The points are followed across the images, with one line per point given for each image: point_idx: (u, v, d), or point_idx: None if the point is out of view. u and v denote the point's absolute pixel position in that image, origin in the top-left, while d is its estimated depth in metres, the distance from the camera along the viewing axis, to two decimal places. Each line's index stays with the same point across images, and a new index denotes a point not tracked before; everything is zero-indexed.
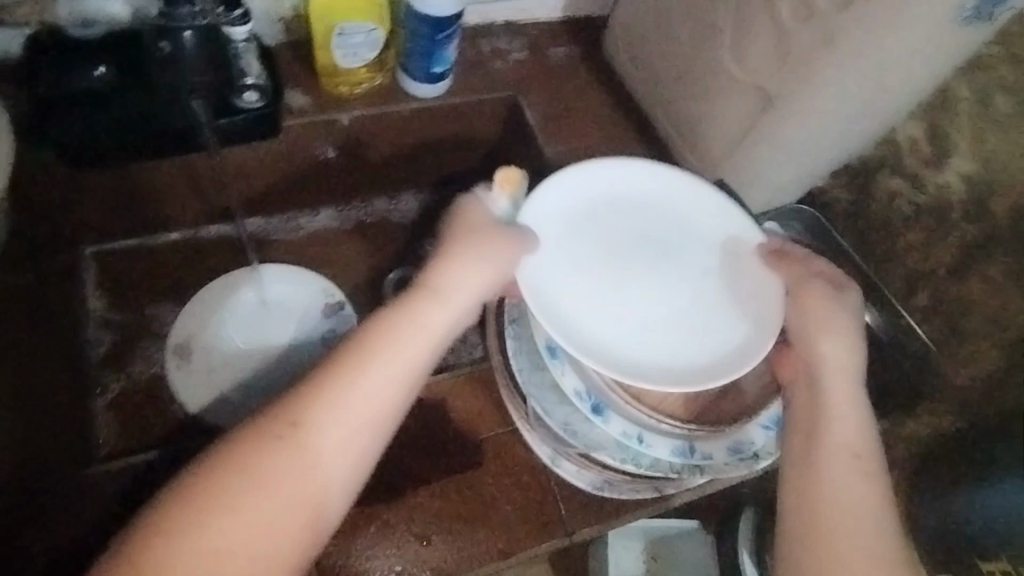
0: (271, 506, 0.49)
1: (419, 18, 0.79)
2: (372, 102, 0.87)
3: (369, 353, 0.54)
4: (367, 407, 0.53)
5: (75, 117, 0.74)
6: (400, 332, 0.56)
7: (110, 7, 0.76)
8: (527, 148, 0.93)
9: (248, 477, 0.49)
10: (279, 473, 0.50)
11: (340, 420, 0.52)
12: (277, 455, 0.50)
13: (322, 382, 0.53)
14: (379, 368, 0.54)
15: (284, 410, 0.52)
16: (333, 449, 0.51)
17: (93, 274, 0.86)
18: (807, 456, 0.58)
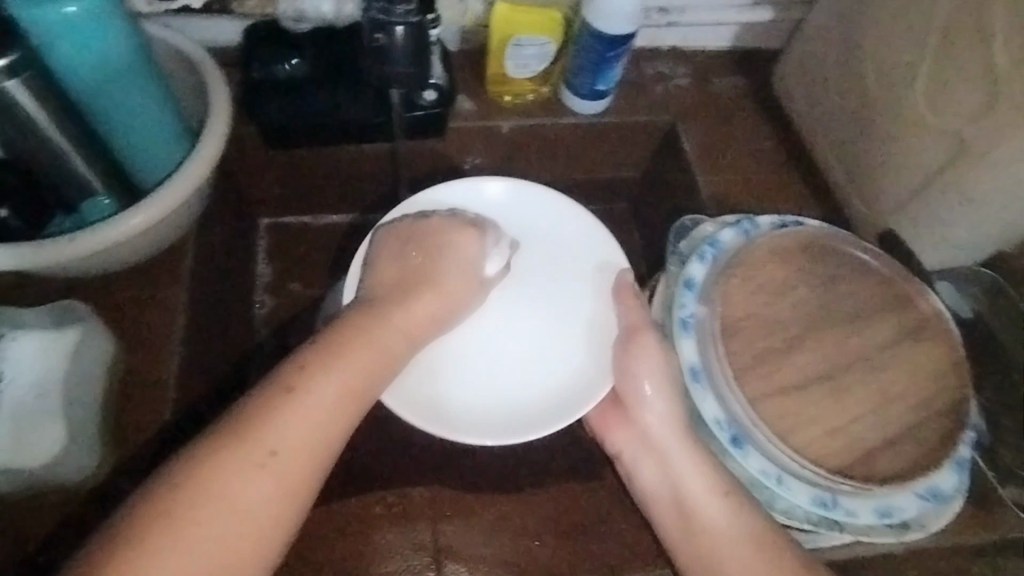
0: (277, 459, 0.51)
1: (595, 34, 0.80)
2: (533, 113, 0.90)
3: (346, 342, 0.57)
4: (371, 360, 0.57)
5: (274, 100, 0.81)
6: (378, 324, 0.58)
7: (320, 5, 0.82)
8: (678, 175, 0.92)
9: (255, 441, 0.51)
10: (275, 428, 0.52)
11: (331, 393, 0.54)
12: (273, 419, 0.52)
13: (315, 360, 0.55)
14: (376, 346, 0.58)
15: (277, 388, 0.53)
16: (330, 409, 0.54)
17: (265, 242, 0.96)
18: (710, 497, 0.61)
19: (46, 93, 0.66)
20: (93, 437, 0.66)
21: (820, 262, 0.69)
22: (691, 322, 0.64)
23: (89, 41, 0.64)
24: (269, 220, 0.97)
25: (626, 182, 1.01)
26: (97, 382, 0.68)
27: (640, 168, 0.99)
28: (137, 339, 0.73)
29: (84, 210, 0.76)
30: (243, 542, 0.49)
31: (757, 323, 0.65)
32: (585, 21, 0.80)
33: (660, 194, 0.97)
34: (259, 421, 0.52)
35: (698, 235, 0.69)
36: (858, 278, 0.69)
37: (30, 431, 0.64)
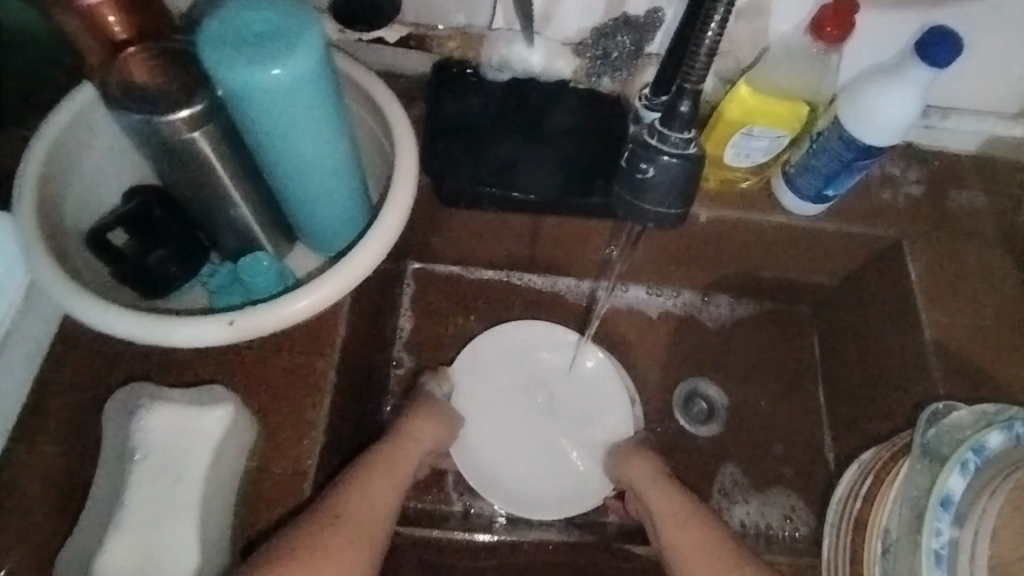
0: (339, 541, 0.57)
1: (846, 140, 0.67)
2: (741, 204, 0.78)
3: (367, 487, 0.62)
4: (385, 502, 0.62)
5: (457, 155, 0.72)
6: (372, 485, 0.63)
7: (528, 58, 0.71)
8: (890, 298, 0.79)
9: (334, 517, 0.58)
10: (340, 532, 0.57)
11: (367, 530, 0.59)
12: (361, 496, 0.61)
13: (357, 486, 0.62)
14: (387, 484, 0.63)
15: (325, 520, 0.58)
16: (381, 496, 0.62)
17: (410, 292, 0.87)
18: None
19: (231, 144, 0.57)
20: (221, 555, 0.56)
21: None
22: (946, 554, 0.51)
23: (275, 107, 0.52)
24: (419, 267, 0.87)
25: (815, 288, 0.88)
26: (232, 484, 0.59)
27: (840, 276, 0.85)
28: (283, 422, 0.62)
29: (243, 271, 0.64)
30: None
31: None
32: (838, 123, 0.67)
33: (858, 312, 0.84)
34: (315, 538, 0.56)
35: (955, 427, 0.57)
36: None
37: (158, 537, 0.55)
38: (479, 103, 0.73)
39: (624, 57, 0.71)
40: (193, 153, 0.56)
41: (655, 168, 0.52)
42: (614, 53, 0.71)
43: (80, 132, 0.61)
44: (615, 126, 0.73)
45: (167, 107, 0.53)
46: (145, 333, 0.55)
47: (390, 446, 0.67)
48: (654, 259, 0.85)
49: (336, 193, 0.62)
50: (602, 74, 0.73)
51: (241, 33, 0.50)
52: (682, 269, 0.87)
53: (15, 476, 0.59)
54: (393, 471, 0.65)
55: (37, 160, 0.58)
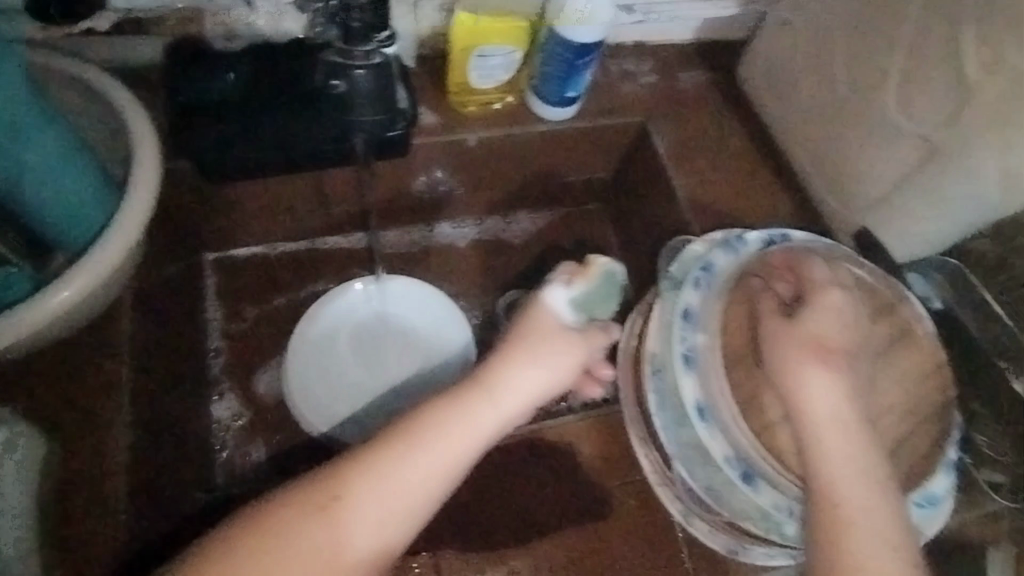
0: (310, 546, 0.53)
1: (560, 42, 0.75)
2: (502, 122, 0.84)
3: (416, 440, 0.56)
4: (428, 469, 0.56)
5: (213, 132, 0.71)
6: (421, 443, 0.56)
7: (251, 19, 0.74)
8: (651, 177, 0.90)
9: (266, 526, 0.53)
10: (317, 528, 0.53)
11: (387, 507, 0.54)
12: (341, 487, 0.54)
13: (385, 461, 0.55)
14: (426, 457, 0.56)
15: (293, 500, 0.54)
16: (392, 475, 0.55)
17: (214, 281, 0.87)
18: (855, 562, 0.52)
19: None
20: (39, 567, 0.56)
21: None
22: (692, 355, 0.61)
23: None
24: (216, 256, 0.87)
25: (597, 185, 0.98)
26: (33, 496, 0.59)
27: (612, 169, 0.95)
28: (75, 425, 0.63)
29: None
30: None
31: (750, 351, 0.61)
32: (552, 30, 0.75)
33: (633, 196, 0.94)
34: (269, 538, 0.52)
35: (688, 255, 0.68)
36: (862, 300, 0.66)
37: None
38: (227, 80, 0.72)
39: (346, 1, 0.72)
40: None
41: (347, 81, 0.69)
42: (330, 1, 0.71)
43: None
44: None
45: None
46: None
47: (521, 326, 0.62)
48: (446, 192, 0.90)
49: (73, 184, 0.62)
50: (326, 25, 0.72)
51: None
52: (476, 195, 0.93)
53: None
54: (469, 423, 0.58)
55: None
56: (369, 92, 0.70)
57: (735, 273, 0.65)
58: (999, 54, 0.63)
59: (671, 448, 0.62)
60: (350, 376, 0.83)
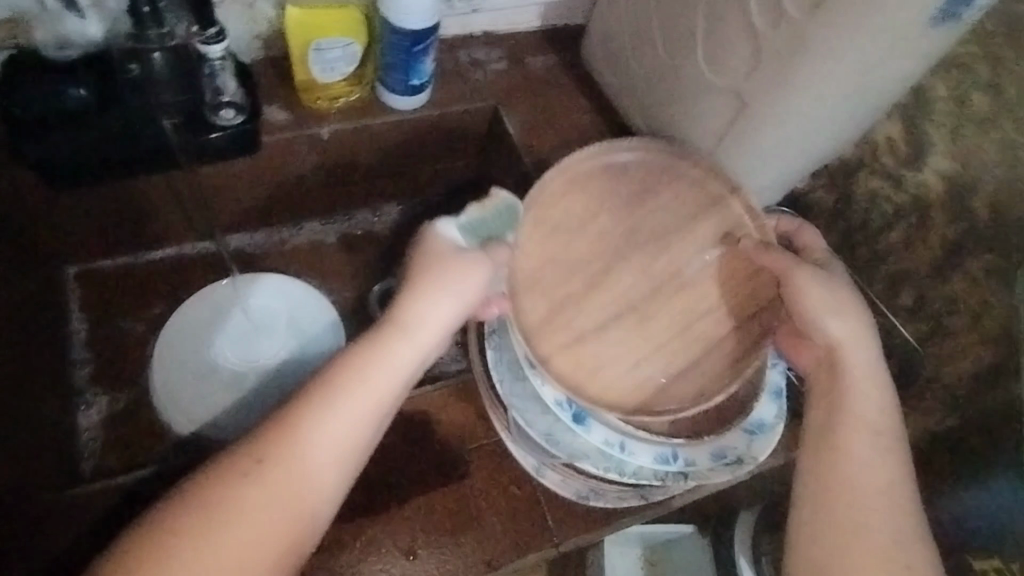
0: (277, 488, 0.51)
1: (396, 32, 0.78)
2: (351, 115, 0.87)
3: (331, 389, 0.54)
4: (353, 415, 0.54)
5: (57, 141, 0.73)
6: (346, 391, 0.55)
7: (84, 28, 0.73)
8: (508, 158, 0.93)
9: (230, 480, 0.51)
10: (248, 494, 0.51)
11: (311, 459, 0.53)
12: (287, 438, 0.52)
13: (280, 425, 0.53)
14: (337, 411, 0.54)
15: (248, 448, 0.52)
16: (381, 376, 0.56)
17: (77, 295, 0.86)
18: (867, 460, 0.58)
19: None
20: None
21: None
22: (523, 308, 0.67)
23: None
24: (78, 268, 0.87)
25: (464, 173, 1.01)
26: None
27: (476, 155, 0.99)
28: None
29: None
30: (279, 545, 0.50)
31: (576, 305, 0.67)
32: (387, 21, 0.78)
33: (497, 179, 0.97)
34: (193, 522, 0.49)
35: None
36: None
37: None
38: (79, 94, 0.73)
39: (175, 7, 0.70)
40: None
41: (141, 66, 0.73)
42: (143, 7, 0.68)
43: None
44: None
45: None
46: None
47: (418, 260, 0.60)
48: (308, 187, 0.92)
49: None
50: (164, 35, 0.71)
51: None
52: (343, 191, 0.95)
53: None
54: (353, 371, 0.55)
55: None
56: (166, 75, 0.74)
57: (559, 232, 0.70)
58: (777, 7, 0.67)
59: (511, 400, 0.66)
60: (217, 372, 0.81)
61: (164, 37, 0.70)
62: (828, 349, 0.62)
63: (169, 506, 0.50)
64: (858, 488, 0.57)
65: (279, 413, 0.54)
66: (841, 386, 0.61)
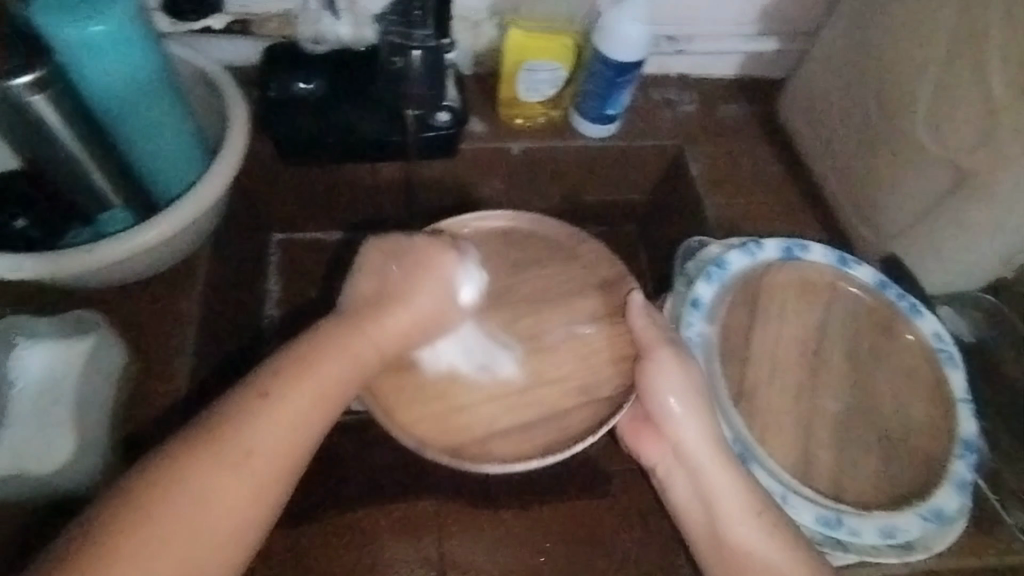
0: (260, 444, 0.55)
1: (604, 62, 0.82)
2: (543, 134, 0.92)
3: (292, 377, 0.58)
4: (295, 406, 0.57)
5: (296, 121, 0.83)
6: (274, 380, 0.58)
7: (337, 30, 0.86)
8: (684, 198, 0.94)
9: (232, 442, 0.54)
10: (244, 440, 0.55)
11: (276, 437, 0.56)
12: (250, 411, 0.56)
13: (251, 402, 0.56)
14: (273, 396, 0.57)
15: (246, 419, 0.56)
16: (350, 365, 0.62)
17: (278, 259, 0.98)
18: (734, 510, 0.59)
19: (72, 108, 0.68)
20: (100, 450, 0.65)
21: (824, 295, 0.71)
22: (697, 340, 0.66)
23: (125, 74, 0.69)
24: (282, 236, 0.99)
25: (632, 207, 1.03)
26: (105, 398, 0.67)
27: (649, 191, 1.01)
28: (148, 338, 0.72)
29: (102, 222, 0.76)
30: (237, 511, 0.53)
31: (749, 350, 0.67)
32: (596, 50, 0.83)
33: (666, 217, 0.98)
34: (181, 473, 0.52)
35: (705, 256, 0.72)
36: (852, 313, 0.71)
37: (44, 438, 0.65)
38: (304, 87, 0.85)
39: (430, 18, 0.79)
40: (42, 122, 0.66)
41: (404, 60, 0.81)
42: (415, 12, 0.79)
43: None
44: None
45: (8, 76, 0.63)
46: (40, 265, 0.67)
47: (414, 264, 0.67)
48: (488, 197, 0.98)
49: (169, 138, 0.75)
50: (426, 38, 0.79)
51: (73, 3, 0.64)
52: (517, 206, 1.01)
53: None
54: (298, 364, 0.59)
55: None
56: (420, 71, 0.81)
57: (744, 275, 0.70)
58: None
59: None
60: None
61: (425, 38, 0.80)
62: (676, 450, 0.62)
63: (158, 458, 0.53)
64: (683, 514, 0.62)
65: (252, 390, 0.58)
66: (698, 462, 0.61)
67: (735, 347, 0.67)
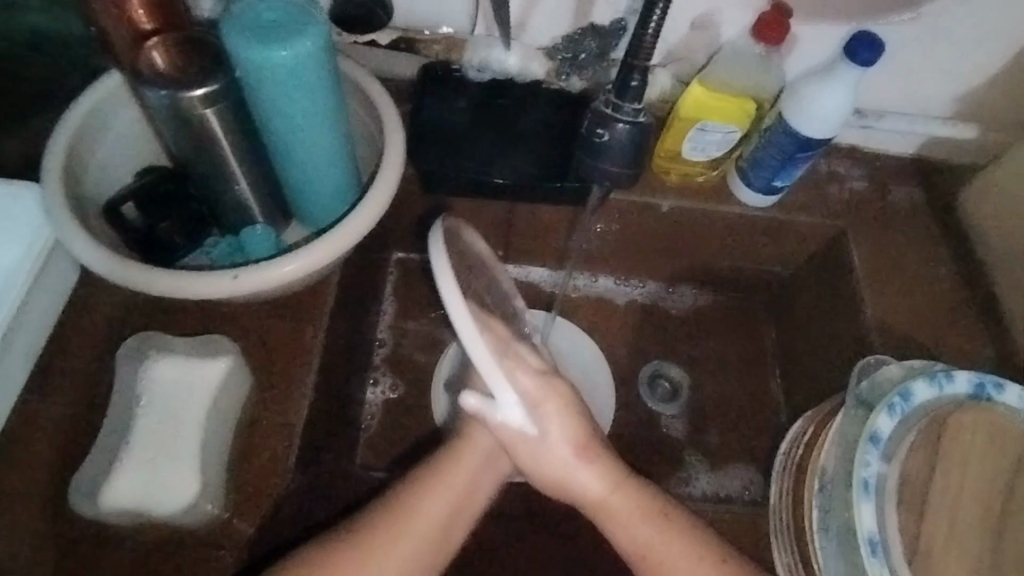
0: (442, 524, 0.59)
1: (788, 132, 0.75)
2: (697, 196, 0.85)
3: (447, 479, 0.61)
4: (442, 520, 0.59)
5: (446, 154, 0.80)
6: (456, 475, 0.61)
7: (505, 60, 0.80)
8: (839, 286, 0.86)
9: (367, 552, 0.56)
10: (392, 542, 0.57)
11: (416, 550, 0.57)
12: (408, 521, 0.58)
13: (403, 508, 0.59)
14: (440, 501, 0.60)
15: (374, 532, 0.57)
16: (479, 475, 0.62)
17: (393, 279, 0.90)
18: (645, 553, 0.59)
19: (237, 123, 0.65)
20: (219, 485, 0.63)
21: (1015, 448, 0.61)
22: (874, 484, 0.57)
23: (291, 92, 0.61)
24: (401, 256, 0.90)
25: (770, 280, 0.95)
26: (228, 429, 0.65)
27: (797, 264, 0.92)
28: (272, 372, 0.69)
29: (243, 237, 0.73)
30: None
31: (934, 502, 0.58)
32: (781, 118, 0.76)
33: (816, 298, 0.89)
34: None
35: (883, 378, 0.64)
36: None
37: (165, 472, 0.62)
38: (436, 110, 0.80)
39: (638, 81, 0.63)
40: (205, 128, 0.64)
41: (610, 133, 0.65)
42: (633, 81, 0.64)
43: (98, 114, 0.69)
44: (571, 127, 0.81)
45: (184, 85, 0.61)
46: (150, 280, 0.62)
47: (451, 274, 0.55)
48: (619, 247, 0.90)
49: (325, 169, 0.69)
50: (640, 111, 0.65)
51: (258, 22, 0.59)
52: (646, 260, 0.92)
53: (19, 426, 0.65)
54: (458, 470, 0.61)
55: (62, 141, 0.66)
56: (623, 146, 0.65)
57: (931, 414, 0.60)
58: None
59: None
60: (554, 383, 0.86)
61: (635, 112, 0.65)
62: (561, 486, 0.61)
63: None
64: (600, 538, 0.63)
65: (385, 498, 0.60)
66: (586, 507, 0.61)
67: (913, 503, 0.58)
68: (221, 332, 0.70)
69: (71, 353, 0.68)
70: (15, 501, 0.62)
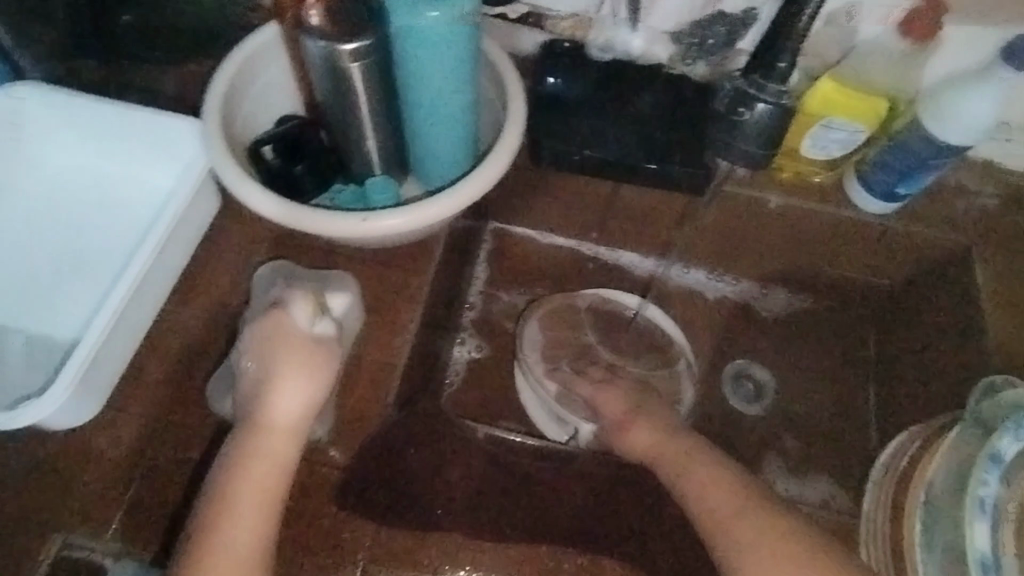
0: (256, 493, 0.60)
1: (927, 139, 0.73)
2: (811, 194, 0.83)
3: (246, 439, 0.61)
4: (259, 501, 0.59)
5: (561, 128, 0.81)
6: (257, 439, 0.61)
7: (630, 42, 0.82)
8: (955, 305, 0.80)
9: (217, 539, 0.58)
10: (232, 533, 0.58)
11: (249, 535, 0.58)
12: (234, 504, 0.59)
13: (232, 484, 0.59)
14: (254, 477, 0.60)
15: (227, 520, 0.58)
16: (281, 445, 0.61)
17: (487, 247, 0.89)
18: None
19: (378, 79, 0.69)
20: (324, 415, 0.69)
21: None
22: (990, 505, 0.55)
23: (435, 53, 0.64)
24: (497, 226, 0.89)
25: (880, 291, 0.89)
26: (338, 363, 0.71)
27: (911, 274, 0.86)
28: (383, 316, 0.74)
29: (365, 187, 0.77)
30: None
31: None
32: (918, 123, 0.73)
33: (928, 313, 0.83)
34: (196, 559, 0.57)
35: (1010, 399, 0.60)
36: None
37: None
38: (554, 85, 0.82)
39: None
40: (349, 81, 0.68)
41: None
42: None
43: (252, 62, 0.75)
44: (686, 113, 0.81)
45: (338, 39, 0.65)
46: (293, 218, 0.67)
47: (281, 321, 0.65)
48: (721, 239, 0.87)
49: (451, 131, 0.72)
50: None
51: None
52: (746, 253, 0.88)
53: (161, 334, 0.73)
54: (255, 428, 0.62)
55: (220, 82, 0.72)
56: None
57: None
58: None
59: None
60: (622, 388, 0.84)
61: None
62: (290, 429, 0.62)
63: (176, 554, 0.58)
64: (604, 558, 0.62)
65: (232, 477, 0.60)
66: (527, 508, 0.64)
67: None
68: (342, 271, 0.75)
69: (208, 276, 0.76)
70: (153, 397, 0.70)
